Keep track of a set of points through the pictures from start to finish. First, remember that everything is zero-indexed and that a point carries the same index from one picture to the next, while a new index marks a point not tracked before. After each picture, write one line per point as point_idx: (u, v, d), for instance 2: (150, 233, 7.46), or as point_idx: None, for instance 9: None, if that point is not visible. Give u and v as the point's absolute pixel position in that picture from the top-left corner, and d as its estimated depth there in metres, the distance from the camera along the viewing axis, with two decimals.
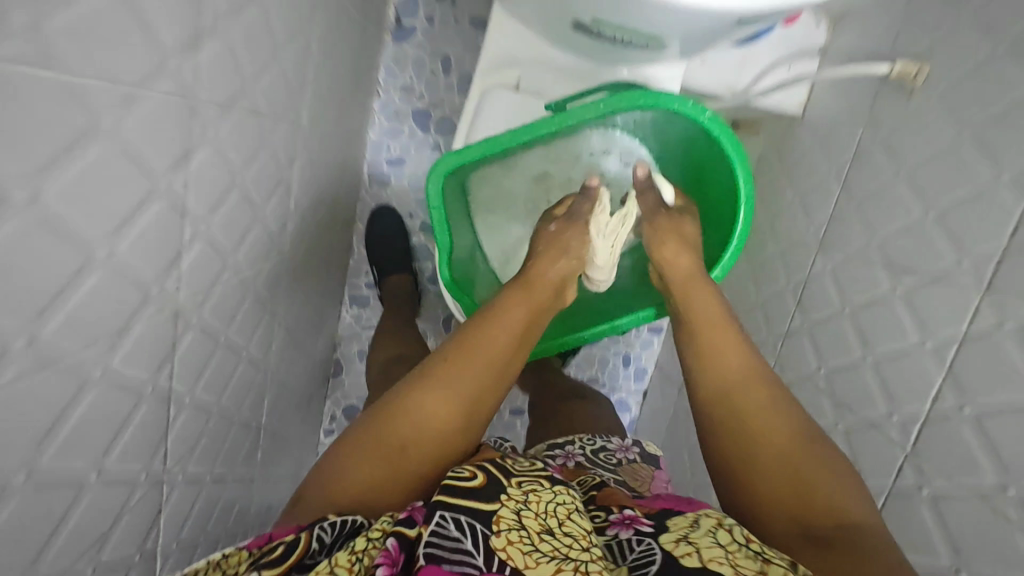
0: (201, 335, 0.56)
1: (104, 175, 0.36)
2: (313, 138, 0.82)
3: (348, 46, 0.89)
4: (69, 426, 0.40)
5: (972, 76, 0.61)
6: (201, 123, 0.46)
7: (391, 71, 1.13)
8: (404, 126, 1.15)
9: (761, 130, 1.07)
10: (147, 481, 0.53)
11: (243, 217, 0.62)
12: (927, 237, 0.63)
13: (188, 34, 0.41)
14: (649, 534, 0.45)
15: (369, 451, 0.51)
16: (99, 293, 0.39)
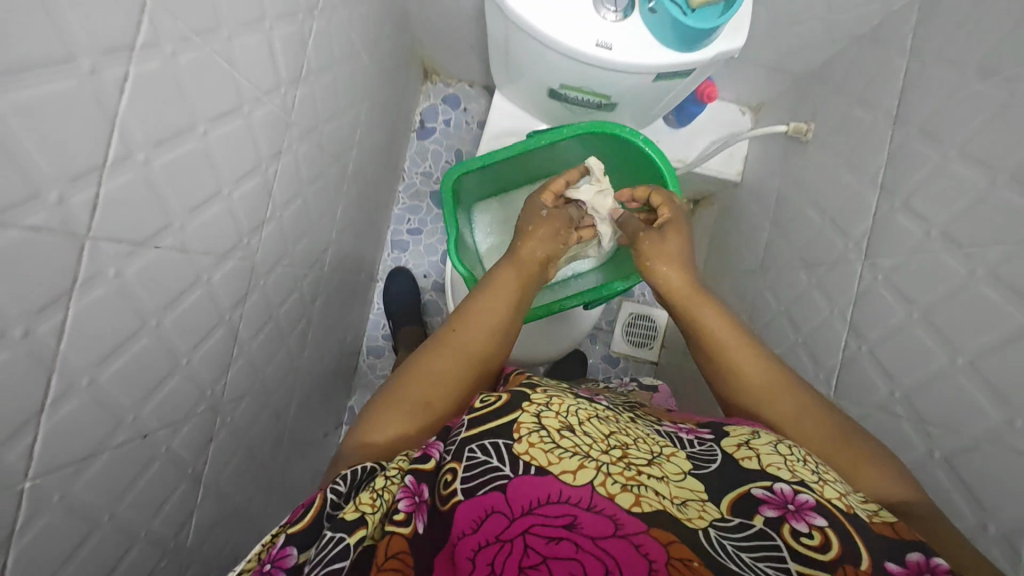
0: (240, 319, 0.65)
1: (193, 167, 0.49)
2: (353, 189, 1.00)
3: (382, 126, 1.10)
4: (126, 356, 0.46)
5: (851, 111, 0.79)
6: (257, 154, 0.60)
7: (414, 161, 1.35)
8: (422, 204, 1.34)
9: (713, 202, 1.23)
10: (186, 428, 0.59)
11: (292, 229, 0.75)
12: (827, 237, 0.78)
13: (261, 90, 0.57)
14: (711, 438, 0.53)
15: (398, 408, 0.55)
16: (166, 256, 0.48)
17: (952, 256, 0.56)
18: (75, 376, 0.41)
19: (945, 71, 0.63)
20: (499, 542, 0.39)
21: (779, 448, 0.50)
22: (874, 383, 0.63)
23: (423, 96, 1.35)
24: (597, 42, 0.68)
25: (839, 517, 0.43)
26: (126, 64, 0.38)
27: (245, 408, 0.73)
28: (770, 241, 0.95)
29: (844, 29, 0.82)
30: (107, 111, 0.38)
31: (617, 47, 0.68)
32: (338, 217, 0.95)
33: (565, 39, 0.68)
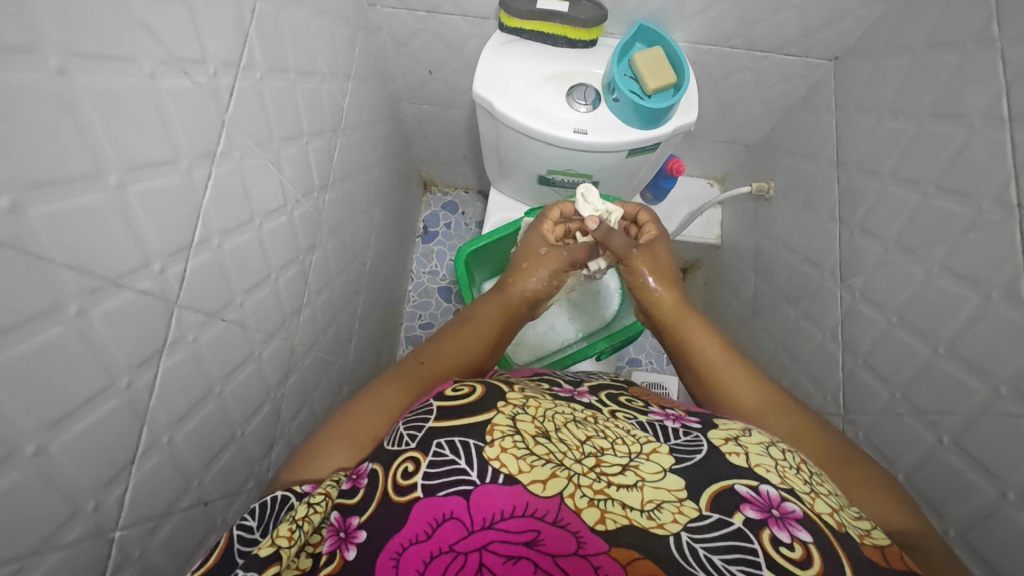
0: (282, 397, 0.70)
1: (249, 253, 0.57)
2: (370, 286, 1.09)
3: (392, 230, 1.23)
4: (196, 421, 0.51)
5: (800, 164, 0.92)
6: (295, 247, 0.69)
7: (421, 262, 1.47)
8: (432, 300, 1.44)
9: (700, 268, 1.33)
10: (235, 505, 0.61)
11: (321, 316, 0.82)
12: (804, 273, 0.86)
13: (296, 193, 0.68)
14: (698, 429, 0.51)
15: (344, 432, 0.52)
16: (229, 330, 0.55)
17: (913, 258, 0.63)
18: (158, 435, 0.46)
19: (867, 117, 0.75)
20: (453, 552, 0.38)
21: (771, 451, 0.48)
22: (873, 390, 0.67)
23: (425, 205, 1.50)
24: (574, 129, 0.81)
25: (826, 532, 0.40)
26: (208, 167, 0.48)
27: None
28: (756, 289, 1.03)
29: (780, 102, 0.97)
30: (195, 201, 0.47)
31: (592, 132, 0.81)
32: (359, 309, 1.03)
33: (548, 129, 0.81)
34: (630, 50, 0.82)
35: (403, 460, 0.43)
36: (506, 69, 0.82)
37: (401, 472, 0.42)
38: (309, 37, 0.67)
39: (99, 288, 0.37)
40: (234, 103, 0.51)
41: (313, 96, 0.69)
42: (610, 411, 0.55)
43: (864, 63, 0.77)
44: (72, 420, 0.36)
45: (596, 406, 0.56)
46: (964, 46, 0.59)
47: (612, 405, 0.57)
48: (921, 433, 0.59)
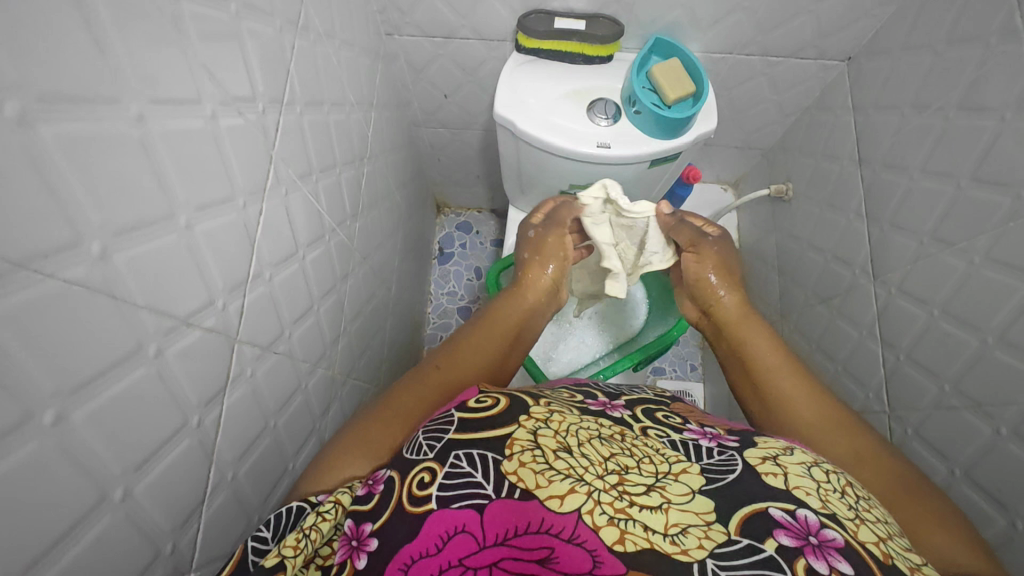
0: (326, 428, 0.70)
1: (294, 286, 0.58)
2: (396, 311, 1.10)
3: (412, 253, 1.24)
4: (256, 455, 0.51)
5: (820, 164, 0.92)
6: (333, 276, 0.70)
7: (439, 283, 1.47)
8: (452, 320, 1.43)
9: None
10: None
11: (356, 344, 0.82)
12: (834, 272, 0.86)
13: (333, 222, 0.68)
14: (734, 448, 0.48)
15: (359, 441, 0.51)
16: (281, 363, 0.55)
17: (950, 250, 0.63)
18: (224, 471, 0.46)
19: (888, 115, 0.76)
20: (462, 566, 0.37)
21: (813, 472, 0.45)
22: (921, 384, 0.66)
23: (439, 227, 1.51)
24: (596, 144, 0.82)
25: (869, 562, 0.37)
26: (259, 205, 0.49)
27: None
28: (783, 290, 1.03)
29: (793, 105, 0.98)
30: (250, 236, 0.47)
31: (614, 146, 0.82)
32: (387, 335, 1.03)
33: (571, 145, 0.82)
34: (648, 64, 0.84)
35: (420, 470, 0.43)
36: (526, 89, 0.84)
37: (416, 482, 0.42)
38: (339, 69, 0.68)
39: (173, 327, 0.37)
40: (278, 137, 0.52)
41: (344, 126, 0.70)
42: (640, 429, 0.52)
43: (881, 61, 0.78)
44: (152, 463, 0.36)
45: (627, 422, 0.53)
46: (987, 40, 0.60)
47: (644, 421, 0.54)
48: (977, 426, 0.59)
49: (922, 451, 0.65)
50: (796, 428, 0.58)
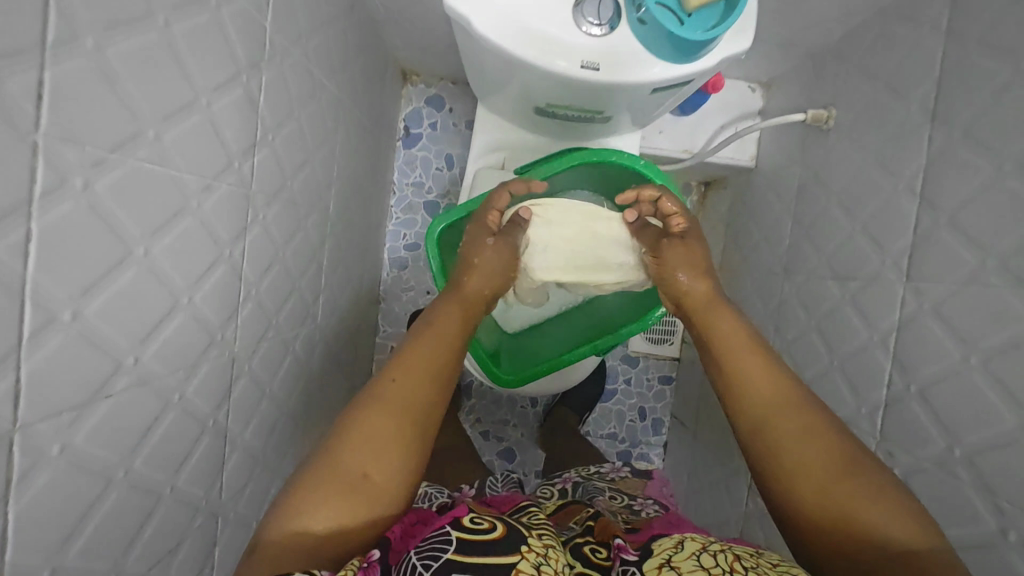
0: (235, 411, 0.61)
1: (137, 297, 0.42)
2: (339, 232, 0.94)
3: (363, 147, 1.02)
4: (97, 520, 0.42)
5: (878, 102, 0.70)
6: (215, 247, 0.52)
7: (403, 171, 1.28)
8: (417, 217, 1.28)
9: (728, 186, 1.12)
10: (186, 546, 0.55)
11: (275, 300, 0.69)
12: (859, 246, 0.70)
13: (210, 176, 0.49)
14: (633, 563, 0.45)
15: (332, 486, 0.45)
16: (125, 399, 0.43)
17: (1014, 297, 0.49)
18: (32, 573, 0.37)
19: (986, 71, 0.54)
20: None
21: (703, 560, 0.42)
22: (930, 435, 0.56)
23: (404, 101, 1.26)
24: (582, 62, 0.60)
25: None
26: (27, 226, 0.32)
27: (250, 489, 0.68)
28: (793, 242, 0.86)
29: (864, 4, 0.71)
30: (11, 285, 0.31)
31: (605, 67, 0.60)
32: (325, 263, 0.87)
33: (547, 61, 0.59)
34: None
35: None
36: None
37: None
38: None
39: None
40: (45, 106, 0.32)
41: (213, 30, 0.46)
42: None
43: None
44: None
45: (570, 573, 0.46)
46: None
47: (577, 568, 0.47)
48: (982, 513, 0.51)
49: None
50: (747, 422, 0.53)
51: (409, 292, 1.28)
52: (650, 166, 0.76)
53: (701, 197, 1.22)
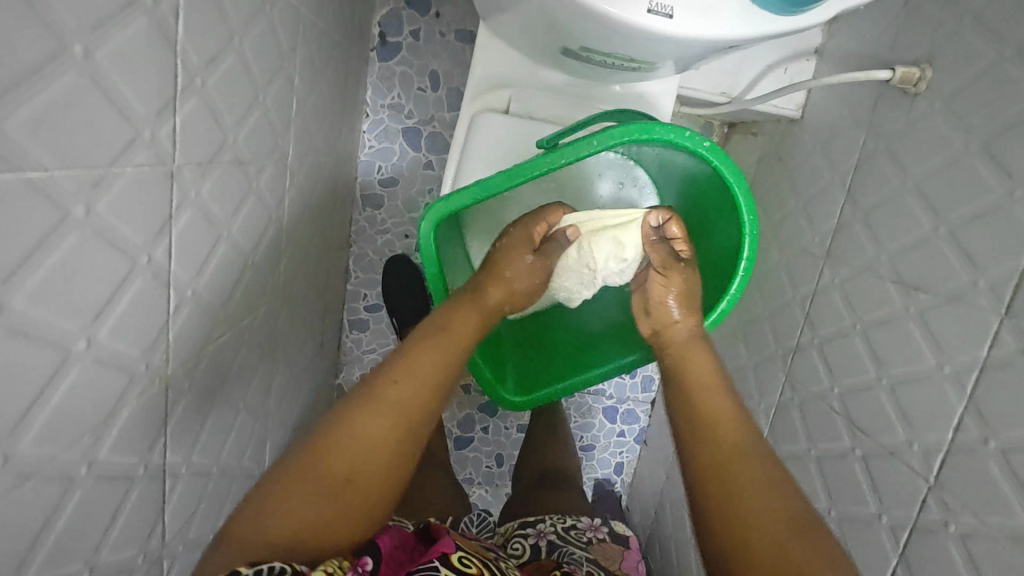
0: (222, 343, 0.57)
1: (144, 188, 0.39)
2: (315, 162, 0.82)
3: (338, 73, 0.87)
4: (121, 421, 0.41)
5: (957, 46, 0.60)
6: (217, 129, 0.49)
7: (378, 89, 1.05)
8: (394, 147, 1.08)
9: (760, 133, 0.99)
10: (185, 478, 0.53)
11: (255, 228, 0.62)
12: (906, 205, 0.63)
13: (190, 71, 0.42)
14: None
15: (308, 478, 0.48)
16: (142, 296, 0.41)
17: None
18: (68, 468, 0.36)
19: None
20: None
21: None
22: (960, 417, 0.53)
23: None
24: (650, 6, 0.48)
25: None
26: (39, 96, 0.29)
27: (237, 426, 0.65)
28: (825, 186, 0.79)
29: None
30: (22, 169, 0.28)
31: (680, 15, 0.49)
32: (300, 192, 0.77)
33: (606, 4, 0.47)
34: None
35: None
36: None
37: None
38: None
39: None
40: None
41: None
42: None
43: None
44: None
45: None
46: None
47: None
48: (1009, 494, 0.48)
49: (915, 468, 0.57)
50: (697, 464, 0.52)
51: (385, 235, 1.12)
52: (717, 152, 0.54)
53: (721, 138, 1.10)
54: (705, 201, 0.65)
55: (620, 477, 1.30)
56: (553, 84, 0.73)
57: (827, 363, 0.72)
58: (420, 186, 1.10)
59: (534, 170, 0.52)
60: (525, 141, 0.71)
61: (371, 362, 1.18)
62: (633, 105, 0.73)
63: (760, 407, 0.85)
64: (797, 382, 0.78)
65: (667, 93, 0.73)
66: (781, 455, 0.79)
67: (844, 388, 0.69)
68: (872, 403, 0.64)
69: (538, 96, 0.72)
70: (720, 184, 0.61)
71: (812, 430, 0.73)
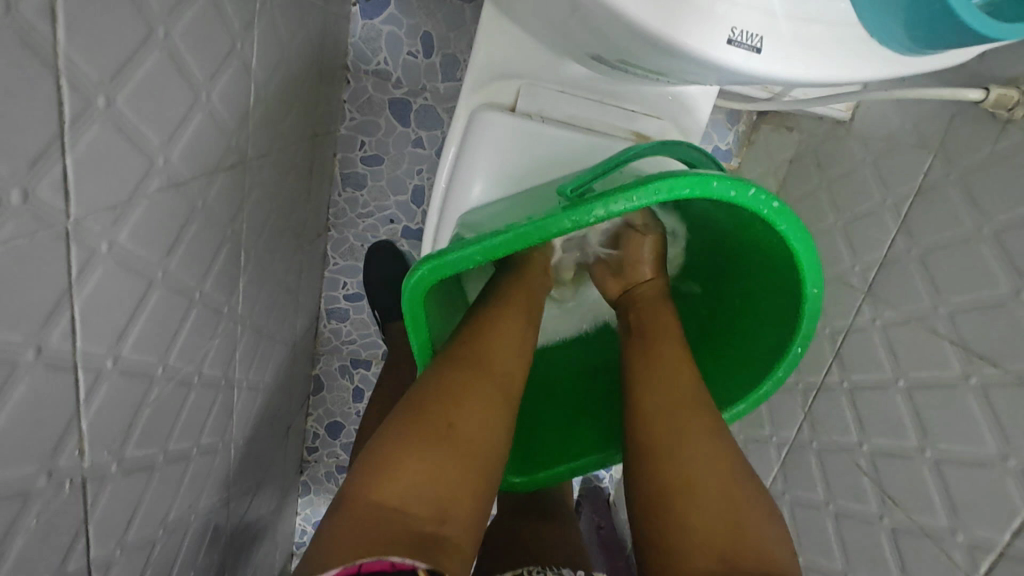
0: (164, 397, 0.48)
1: (17, 271, 0.28)
2: (283, 149, 0.70)
3: (311, 38, 0.73)
4: (14, 555, 0.32)
5: None
6: (139, 157, 0.37)
7: (361, 51, 0.90)
8: (379, 121, 0.94)
9: (797, 128, 0.88)
10: (120, 561, 0.45)
11: (203, 254, 0.51)
12: (979, 254, 0.54)
13: (84, 91, 0.31)
14: None
15: (423, 428, 0.48)
16: (31, 400, 0.31)
17: None
18: None
19: None
20: None
21: None
22: (1022, 520, 0.47)
23: None
24: (733, 35, 0.39)
25: None
26: None
27: (189, 477, 0.56)
28: (873, 209, 0.69)
29: None
30: None
31: (770, 47, 0.40)
32: (263, 193, 0.65)
33: (678, 33, 0.38)
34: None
35: None
36: None
37: None
38: None
39: None
40: None
41: None
42: None
43: None
44: None
45: None
46: None
47: None
48: None
49: (955, 558, 0.52)
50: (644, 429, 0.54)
51: (367, 219, 1.00)
52: (787, 216, 0.45)
53: (749, 127, 0.98)
54: (749, 264, 0.58)
55: (609, 473, 1.26)
56: (570, 80, 0.61)
57: (856, 413, 0.65)
58: (408, 166, 0.97)
59: (555, 228, 0.43)
60: (534, 153, 0.60)
61: (351, 354, 1.09)
62: (665, 108, 0.62)
63: (770, 440, 0.79)
64: (816, 424, 0.71)
65: (706, 96, 0.62)
66: (792, 498, 0.73)
67: (875, 447, 0.62)
68: (908, 473, 0.57)
69: (552, 91, 0.60)
70: (769, 243, 0.52)
71: (831, 482, 0.67)
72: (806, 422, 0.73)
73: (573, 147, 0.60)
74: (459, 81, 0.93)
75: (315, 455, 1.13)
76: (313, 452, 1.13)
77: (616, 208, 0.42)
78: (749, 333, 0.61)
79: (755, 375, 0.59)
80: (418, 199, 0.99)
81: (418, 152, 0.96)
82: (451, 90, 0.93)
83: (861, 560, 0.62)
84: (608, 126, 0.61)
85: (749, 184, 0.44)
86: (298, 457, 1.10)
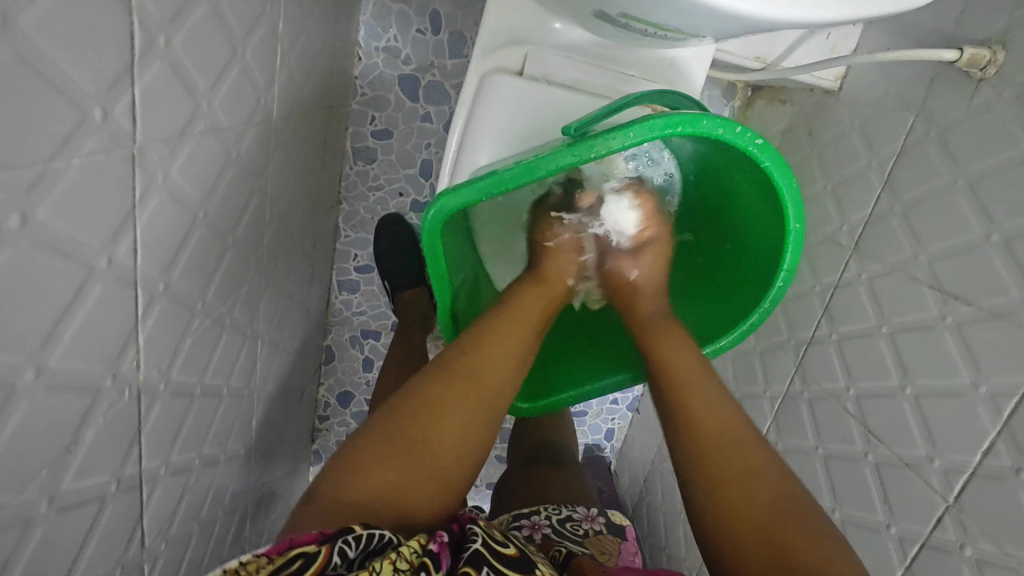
0: (202, 331, 0.51)
1: (97, 182, 0.32)
2: (302, 116, 0.74)
3: (327, 12, 0.77)
4: (86, 445, 0.36)
5: None
6: (188, 98, 0.41)
7: (372, 29, 0.95)
8: (388, 96, 0.98)
9: (789, 100, 0.92)
10: (164, 479, 0.49)
11: (236, 202, 0.55)
12: (955, 204, 0.58)
13: (149, 29, 0.34)
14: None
15: (395, 441, 0.49)
16: (104, 304, 0.35)
17: None
18: (23, 509, 0.32)
19: None
20: None
21: None
22: (992, 441, 0.51)
23: None
24: None
25: None
26: None
27: (220, 416, 0.60)
28: (860, 170, 0.73)
29: None
30: None
31: None
32: (285, 154, 0.69)
33: None
34: None
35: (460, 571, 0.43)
36: None
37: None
38: None
39: None
40: None
41: None
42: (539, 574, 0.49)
43: None
44: None
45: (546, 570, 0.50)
46: None
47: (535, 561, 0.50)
48: None
49: (934, 485, 0.56)
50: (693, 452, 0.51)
51: (377, 192, 1.04)
52: (770, 151, 0.51)
53: (743, 103, 1.02)
54: (736, 216, 0.64)
55: (610, 442, 1.30)
56: (572, 43, 0.65)
57: (844, 361, 0.69)
58: (417, 140, 1.01)
59: (560, 161, 0.49)
60: (539, 111, 0.64)
61: (361, 324, 1.13)
62: (662, 70, 0.65)
63: (764, 395, 0.83)
64: (807, 376, 0.75)
65: (701, 59, 0.65)
66: (785, 447, 0.78)
67: (861, 391, 0.66)
68: (891, 410, 0.61)
69: (555, 54, 0.64)
70: (756, 183, 0.58)
71: (821, 427, 0.71)
72: (798, 374, 0.77)
73: (575, 106, 0.64)
74: (465, 58, 0.97)
75: (326, 424, 1.17)
76: (325, 420, 1.17)
77: (613, 143, 0.48)
78: (739, 274, 0.66)
79: (744, 313, 0.65)
80: (426, 173, 1.03)
81: (426, 127, 1.00)
82: (458, 67, 0.97)
83: (847, 496, 0.66)
84: (608, 87, 0.65)
85: (736, 123, 0.50)
86: (310, 425, 1.14)
